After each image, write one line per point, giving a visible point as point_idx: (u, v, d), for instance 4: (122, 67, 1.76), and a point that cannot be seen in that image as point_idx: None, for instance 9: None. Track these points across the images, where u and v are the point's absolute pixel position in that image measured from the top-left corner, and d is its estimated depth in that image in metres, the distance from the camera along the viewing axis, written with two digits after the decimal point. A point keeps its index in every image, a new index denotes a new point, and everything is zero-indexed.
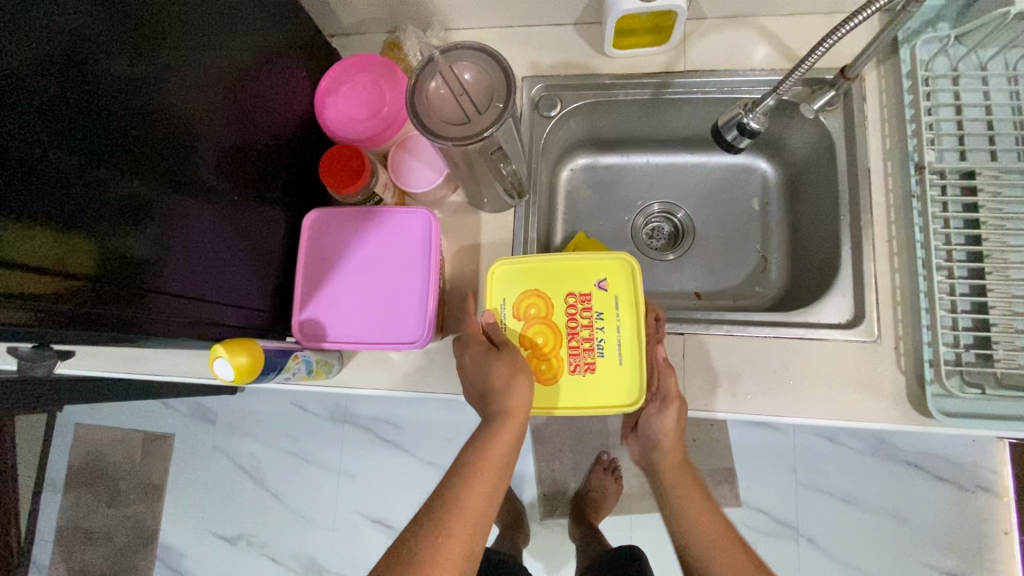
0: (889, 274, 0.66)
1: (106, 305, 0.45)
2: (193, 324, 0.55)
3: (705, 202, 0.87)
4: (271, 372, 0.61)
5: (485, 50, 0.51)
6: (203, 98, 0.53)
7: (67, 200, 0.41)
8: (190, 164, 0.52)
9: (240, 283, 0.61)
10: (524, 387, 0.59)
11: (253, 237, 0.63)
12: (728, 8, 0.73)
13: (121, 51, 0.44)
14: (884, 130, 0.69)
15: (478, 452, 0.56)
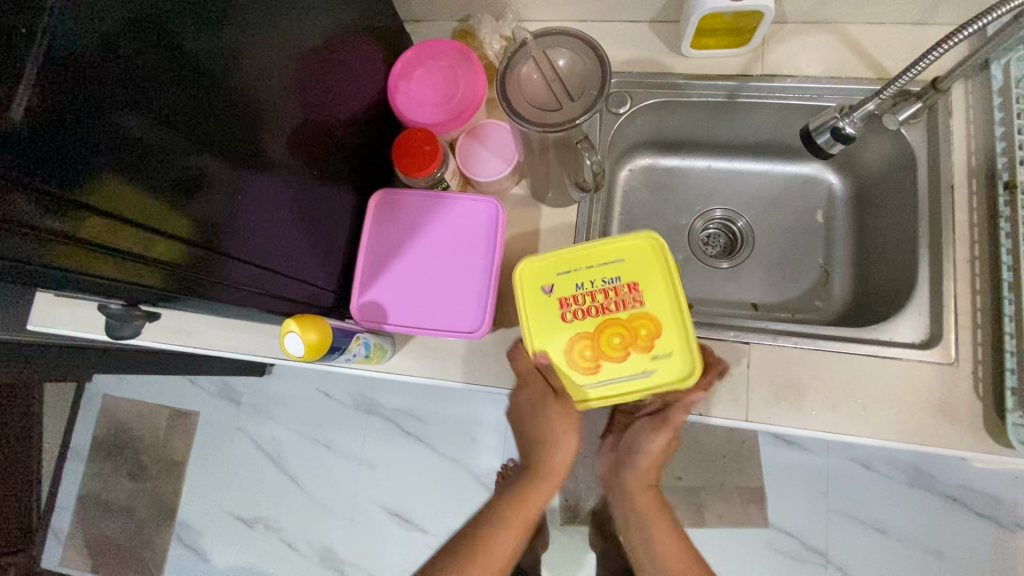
0: (969, 295, 0.64)
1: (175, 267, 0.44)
2: (253, 293, 0.53)
3: (767, 211, 0.85)
4: (334, 352, 0.62)
5: (581, 37, 0.51)
6: (281, 62, 0.51)
7: (152, 158, 0.39)
8: (266, 127, 0.51)
9: (305, 258, 0.60)
10: (570, 439, 0.66)
11: (317, 209, 0.61)
12: (811, 14, 0.71)
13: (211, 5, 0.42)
14: (970, 147, 0.67)
15: (515, 507, 0.69)
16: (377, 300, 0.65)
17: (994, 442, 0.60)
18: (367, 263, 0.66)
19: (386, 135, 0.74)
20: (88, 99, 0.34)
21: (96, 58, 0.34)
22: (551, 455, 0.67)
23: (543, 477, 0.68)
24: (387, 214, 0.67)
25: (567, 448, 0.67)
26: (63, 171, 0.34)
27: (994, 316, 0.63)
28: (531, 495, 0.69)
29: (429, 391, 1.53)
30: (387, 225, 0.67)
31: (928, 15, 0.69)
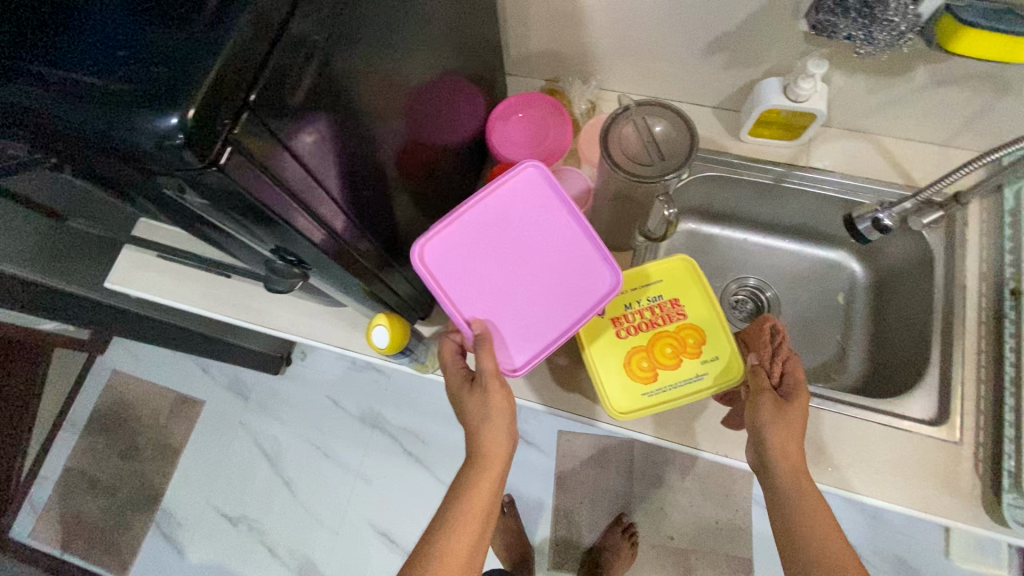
0: (974, 383, 0.72)
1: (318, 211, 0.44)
2: (357, 262, 0.54)
3: (793, 286, 0.94)
4: (402, 354, 0.65)
5: (679, 112, 0.60)
6: (411, 55, 0.56)
7: (327, 102, 0.41)
8: (392, 105, 0.54)
9: (393, 240, 0.62)
10: (485, 488, 0.62)
11: (407, 200, 0.65)
12: (854, 123, 0.83)
13: None
14: (982, 255, 0.77)
15: (463, 507, 0.62)
16: (450, 269, 0.60)
17: (991, 519, 0.66)
18: (466, 225, 0.60)
19: (473, 166, 0.84)
20: (297, 37, 0.36)
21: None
22: (474, 487, 0.62)
23: (465, 517, 0.62)
24: (516, 192, 0.60)
25: (489, 480, 0.63)
26: (278, 109, 0.36)
27: (997, 405, 0.70)
28: (458, 535, 0.61)
29: (436, 414, 1.56)
30: (507, 203, 0.60)
31: (953, 139, 0.81)
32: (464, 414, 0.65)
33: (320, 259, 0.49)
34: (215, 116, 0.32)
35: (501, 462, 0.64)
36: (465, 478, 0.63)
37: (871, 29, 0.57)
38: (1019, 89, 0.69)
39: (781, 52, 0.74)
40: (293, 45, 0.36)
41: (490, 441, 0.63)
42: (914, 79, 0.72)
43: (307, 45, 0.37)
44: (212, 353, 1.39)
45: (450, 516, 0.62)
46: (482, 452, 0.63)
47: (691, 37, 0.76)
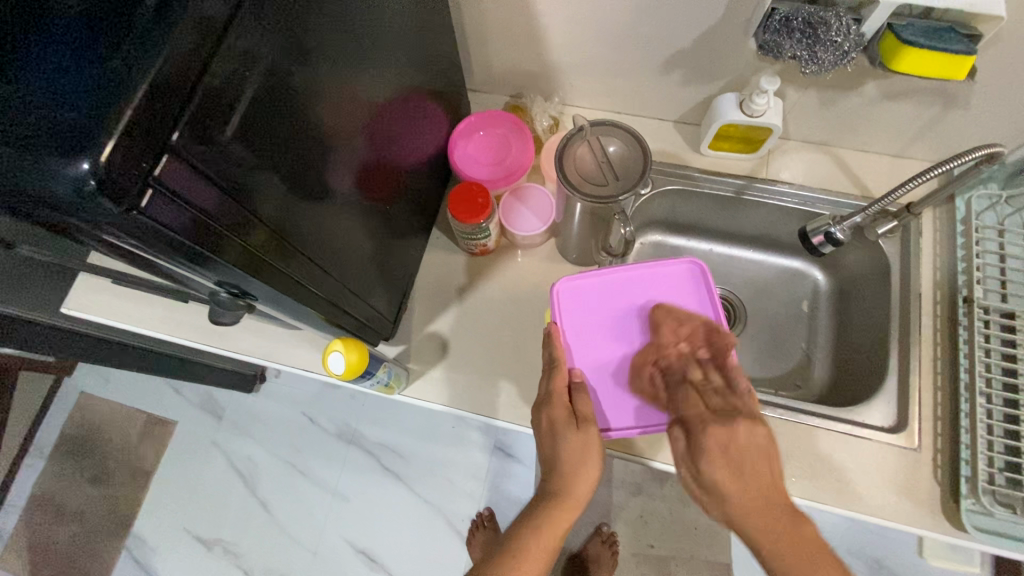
0: (931, 389, 0.73)
1: (260, 244, 0.43)
2: (307, 291, 0.54)
3: (758, 295, 0.95)
4: (364, 377, 0.64)
5: (631, 132, 0.61)
6: (369, 79, 0.56)
7: (268, 132, 0.41)
8: (349, 129, 0.54)
9: (349, 266, 0.62)
10: (558, 530, 0.57)
11: (365, 223, 0.64)
12: (811, 135, 0.85)
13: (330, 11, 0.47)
14: (936, 264, 0.79)
15: (534, 542, 0.56)
16: (583, 323, 0.66)
17: (950, 525, 0.67)
18: (615, 290, 0.67)
19: (436, 184, 0.83)
20: (233, 70, 0.36)
21: (242, 25, 0.37)
22: (548, 523, 0.57)
23: (530, 555, 0.56)
24: (671, 277, 0.67)
25: (562, 522, 0.58)
26: (204, 147, 0.35)
27: (953, 410, 0.71)
28: (523, 569, 0.55)
29: (414, 428, 1.54)
30: (660, 285, 0.67)
31: (905, 150, 0.83)
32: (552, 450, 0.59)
33: (267, 289, 0.48)
34: (129, 161, 0.31)
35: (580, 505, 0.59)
36: (542, 514, 0.58)
37: (815, 48, 0.58)
38: (964, 102, 0.71)
39: (736, 68, 0.75)
40: (219, 82, 0.36)
41: (573, 482, 0.58)
42: (865, 93, 0.74)
43: (235, 79, 0.37)
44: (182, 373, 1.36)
45: (515, 551, 0.56)
46: (565, 493, 0.58)
47: (648, 53, 0.77)
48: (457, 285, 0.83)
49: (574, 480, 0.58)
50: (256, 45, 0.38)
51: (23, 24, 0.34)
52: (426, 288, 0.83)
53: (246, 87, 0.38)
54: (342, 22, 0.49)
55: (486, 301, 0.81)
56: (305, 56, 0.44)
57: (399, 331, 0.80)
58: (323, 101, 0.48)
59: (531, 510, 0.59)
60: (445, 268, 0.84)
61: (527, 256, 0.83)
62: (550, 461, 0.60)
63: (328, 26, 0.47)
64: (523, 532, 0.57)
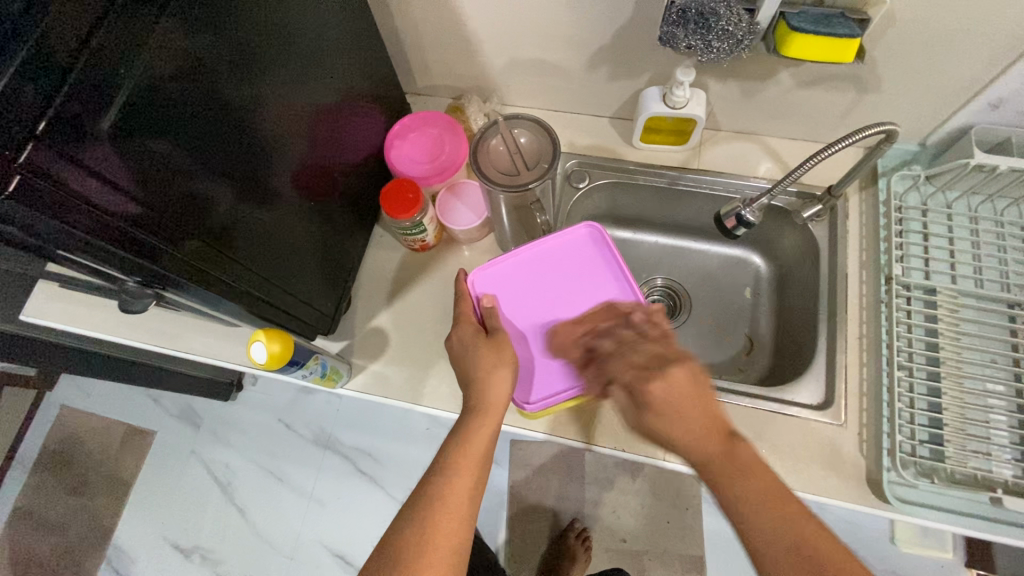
0: (858, 366, 0.75)
1: (155, 237, 0.45)
2: (228, 287, 0.56)
3: (703, 285, 0.97)
4: (292, 367, 0.66)
5: (540, 123, 0.63)
6: (293, 82, 0.59)
7: (158, 129, 0.43)
8: (270, 130, 0.56)
9: (281, 263, 0.64)
10: (484, 436, 0.59)
11: (299, 222, 0.66)
12: (740, 125, 0.87)
13: (238, 16, 0.49)
14: (862, 245, 0.81)
15: (464, 449, 0.58)
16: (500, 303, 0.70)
17: (874, 498, 0.68)
18: (527, 267, 0.72)
19: (375, 183, 0.86)
20: (108, 67, 0.39)
21: (119, 28, 0.39)
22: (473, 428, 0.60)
23: (464, 456, 0.58)
24: (578, 244, 0.72)
25: (465, 483, 0.56)
26: (79, 138, 0.38)
27: (876, 385, 0.73)
28: (456, 479, 0.56)
29: (388, 432, 1.55)
30: (566, 254, 0.72)
31: (831, 137, 0.85)
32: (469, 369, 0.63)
33: (175, 281, 0.50)
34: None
35: (479, 465, 0.58)
36: (465, 425, 0.60)
37: (708, 38, 0.60)
38: (875, 86, 0.74)
39: (657, 62, 0.78)
40: (93, 77, 0.38)
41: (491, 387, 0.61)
42: (781, 82, 0.76)
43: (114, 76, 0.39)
44: (156, 382, 1.39)
45: (449, 461, 0.58)
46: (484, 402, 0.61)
47: (573, 51, 0.80)
48: (400, 281, 0.85)
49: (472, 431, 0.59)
50: (139, 44, 0.41)
51: None
52: (370, 284, 0.85)
53: (126, 83, 0.40)
54: (254, 24, 0.51)
55: (428, 296, 0.84)
56: (203, 57, 0.46)
57: (342, 327, 0.83)
58: (231, 99, 0.50)
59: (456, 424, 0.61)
60: (389, 266, 0.86)
61: (468, 252, 0.86)
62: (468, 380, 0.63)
63: (235, 30, 0.49)
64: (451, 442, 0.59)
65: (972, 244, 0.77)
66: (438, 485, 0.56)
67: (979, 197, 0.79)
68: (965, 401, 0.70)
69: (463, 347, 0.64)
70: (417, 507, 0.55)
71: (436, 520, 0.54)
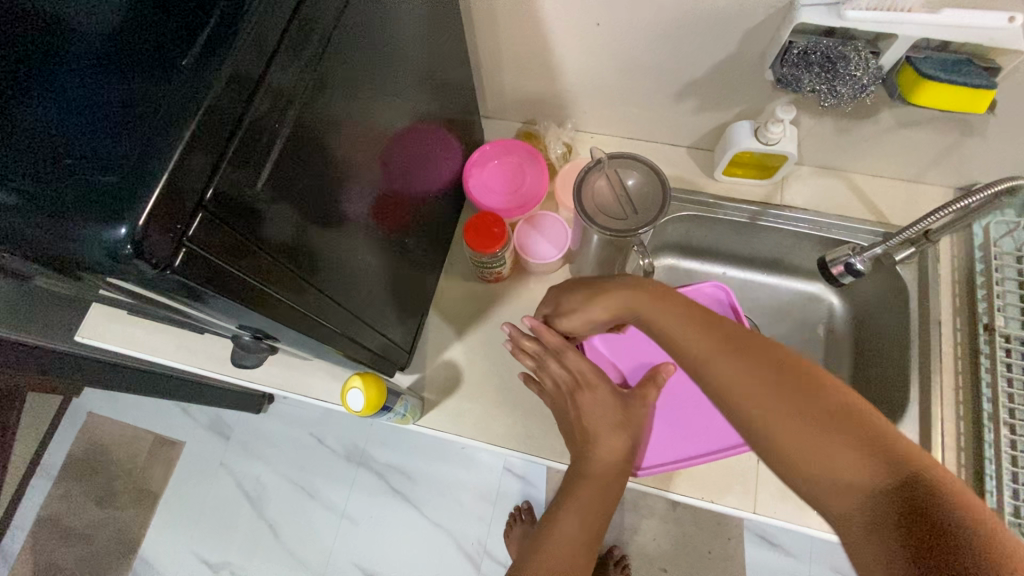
0: (954, 419, 0.72)
1: (283, 293, 0.44)
2: (327, 333, 0.55)
3: (774, 321, 0.94)
4: (382, 411, 0.64)
5: (651, 166, 0.61)
6: (393, 124, 0.58)
7: (292, 187, 0.42)
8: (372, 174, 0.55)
9: (369, 303, 0.63)
10: (597, 509, 0.57)
11: (383, 259, 0.66)
12: (825, 161, 0.84)
13: (359, 64, 0.48)
14: (954, 291, 0.78)
15: (577, 523, 0.56)
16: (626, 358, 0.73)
17: None
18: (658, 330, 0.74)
19: (451, 210, 0.83)
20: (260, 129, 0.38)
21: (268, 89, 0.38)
22: (582, 501, 0.57)
23: (575, 534, 0.56)
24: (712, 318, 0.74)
25: (577, 559, 0.55)
26: (236, 204, 0.37)
27: (975, 441, 0.70)
28: (568, 556, 0.55)
29: (422, 450, 1.52)
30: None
31: (920, 176, 0.82)
32: (584, 425, 0.60)
33: (287, 331, 0.49)
34: (168, 225, 0.32)
35: (589, 545, 0.56)
36: (573, 497, 0.58)
37: (835, 83, 0.58)
38: (981, 130, 0.71)
39: (750, 97, 0.75)
40: (247, 141, 0.37)
41: (606, 452, 0.59)
42: (880, 121, 0.73)
43: (265, 141, 0.39)
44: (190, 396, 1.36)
45: (561, 531, 0.56)
46: (599, 469, 0.58)
47: (661, 81, 0.77)
48: (473, 312, 0.83)
49: (584, 504, 0.57)
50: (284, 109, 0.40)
51: (59, 81, 0.36)
52: (441, 315, 0.83)
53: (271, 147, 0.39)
54: (369, 69, 0.50)
55: (502, 330, 0.81)
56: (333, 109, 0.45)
57: (413, 361, 0.80)
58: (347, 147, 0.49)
59: (563, 491, 0.59)
60: (460, 297, 0.84)
61: (542, 284, 0.83)
62: (583, 437, 0.60)
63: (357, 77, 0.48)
64: (560, 513, 0.58)
65: None
66: (550, 560, 0.54)
67: None
68: None
69: (578, 402, 0.62)
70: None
71: None
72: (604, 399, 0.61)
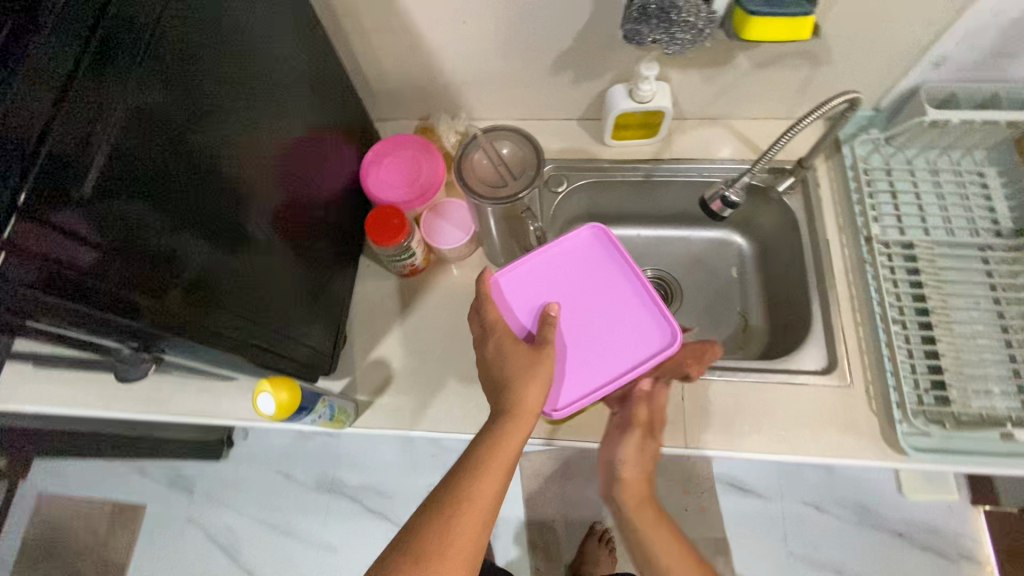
0: (853, 327, 0.77)
1: (149, 296, 0.43)
2: (227, 339, 0.53)
3: (691, 270, 0.99)
4: (300, 413, 0.64)
5: (522, 133, 0.63)
6: (266, 122, 0.58)
7: (138, 186, 0.42)
8: (249, 172, 0.55)
9: (276, 306, 0.62)
10: (515, 438, 0.57)
11: (287, 262, 0.65)
12: (704, 112, 0.89)
13: (207, 63, 0.48)
14: (837, 211, 0.84)
15: (494, 453, 0.56)
16: (514, 307, 0.68)
17: (893, 451, 0.70)
18: (541, 271, 0.70)
19: (355, 213, 0.84)
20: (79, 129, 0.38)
21: (86, 91, 0.38)
22: (503, 432, 0.57)
23: (491, 462, 0.56)
24: (587, 246, 0.71)
25: (494, 486, 0.55)
26: (63, 204, 0.36)
27: (875, 342, 0.75)
28: (485, 481, 0.55)
29: (392, 465, 1.51)
30: (573, 257, 0.70)
31: (791, 112, 0.88)
32: (500, 369, 0.61)
33: (173, 339, 0.48)
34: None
35: (505, 473, 0.56)
36: (491, 429, 0.58)
37: (672, 31, 0.62)
38: (827, 59, 0.77)
39: (618, 61, 0.79)
40: (68, 143, 0.37)
41: (525, 391, 0.58)
42: (738, 65, 0.79)
43: (87, 135, 0.38)
44: (143, 431, 1.33)
45: (478, 460, 0.56)
46: (517, 406, 0.58)
47: (534, 58, 0.80)
48: (395, 309, 0.84)
49: (502, 436, 0.57)
50: (108, 101, 0.40)
51: None
52: (364, 317, 0.83)
53: (101, 143, 0.39)
54: (221, 68, 0.50)
55: (426, 320, 0.82)
56: (175, 107, 0.45)
57: (342, 364, 0.80)
58: (206, 146, 0.48)
59: (483, 428, 0.59)
60: (381, 295, 0.85)
61: (459, 270, 0.85)
62: (500, 382, 0.60)
63: (205, 75, 0.48)
64: (478, 444, 0.58)
65: (937, 196, 0.81)
66: (467, 487, 0.55)
67: (935, 151, 0.83)
68: (958, 345, 0.73)
69: (499, 351, 0.62)
70: (439, 506, 0.54)
71: (458, 521, 0.53)
72: (516, 346, 0.61)
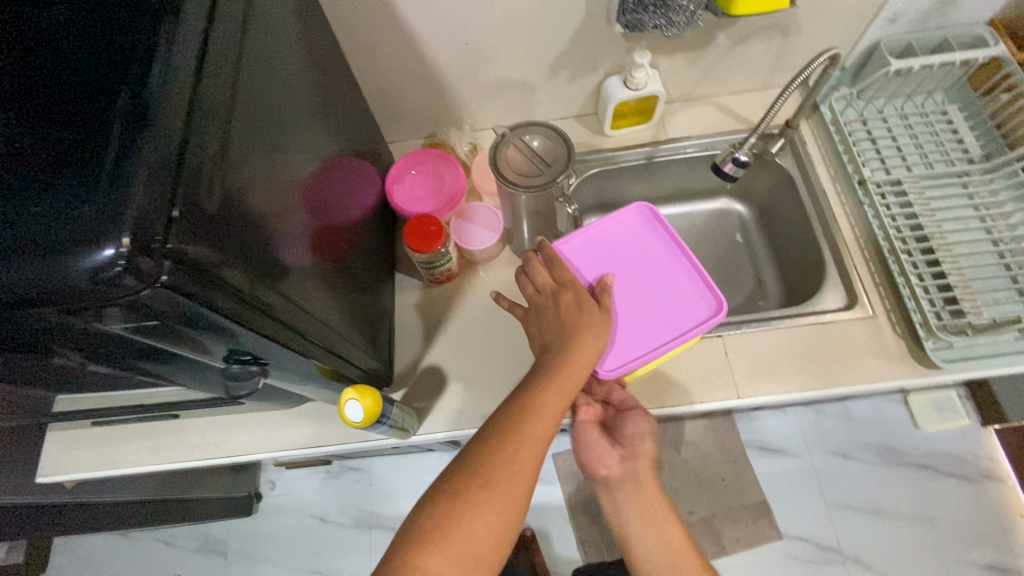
0: (865, 264, 0.84)
1: (263, 306, 0.46)
2: (309, 349, 0.56)
3: (700, 241, 1.05)
4: (379, 423, 0.65)
5: (549, 125, 0.68)
6: (310, 144, 0.61)
7: (243, 204, 0.44)
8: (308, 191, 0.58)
9: (337, 319, 0.65)
10: (574, 370, 0.59)
11: (336, 277, 0.67)
12: (690, 93, 0.96)
13: (269, 92, 0.52)
14: (827, 163, 0.91)
15: (553, 381, 0.57)
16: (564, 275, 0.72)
17: (923, 367, 0.76)
18: (590, 246, 0.75)
19: (384, 231, 0.87)
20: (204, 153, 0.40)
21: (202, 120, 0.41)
22: (559, 367, 0.59)
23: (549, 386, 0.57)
24: (633, 226, 0.76)
25: (555, 408, 0.55)
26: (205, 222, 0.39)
27: (887, 273, 0.82)
28: (548, 403, 0.55)
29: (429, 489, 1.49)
30: (618, 234, 0.75)
31: (768, 83, 0.96)
32: (557, 324, 0.64)
33: (273, 349, 0.50)
34: (148, 245, 0.34)
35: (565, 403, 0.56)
36: (550, 362, 0.60)
37: (670, 15, 0.69)
38: (796, 29, 0.85)
39: (610, 55, 0.85)
40: (200, 166, 0.39)
41: (585, 343, 0.61)
42: (720, 44, 0.86)
43: (212, 158, 0.41)
44: (173, 494, 1.29)
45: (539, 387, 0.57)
46: (576, 351, 0.60)
47: (534, 63, 0.86)
48: (436, 316, 0.86)
49: (561, 367, 0.58)
50: (217, 123, 0.42)
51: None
52: (407, 328, 0.85)
53: (218, 164, 0.41)
54: (278, 94, 0.54)
55: (468, 322, 0.85)
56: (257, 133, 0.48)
57: (396, 377, 0.82)
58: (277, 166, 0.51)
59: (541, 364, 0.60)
60: (420, 306, 0.87)
61: (491, 270, 0.89)
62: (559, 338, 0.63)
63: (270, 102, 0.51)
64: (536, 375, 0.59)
65: (911, 137, 0.89)
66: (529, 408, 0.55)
67: (901, 99, 0.92)
68: (960, 263, 0.80)
69: (555, 317, 0.65)
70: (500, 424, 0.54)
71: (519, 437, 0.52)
72: (568, 310, 0.64)
